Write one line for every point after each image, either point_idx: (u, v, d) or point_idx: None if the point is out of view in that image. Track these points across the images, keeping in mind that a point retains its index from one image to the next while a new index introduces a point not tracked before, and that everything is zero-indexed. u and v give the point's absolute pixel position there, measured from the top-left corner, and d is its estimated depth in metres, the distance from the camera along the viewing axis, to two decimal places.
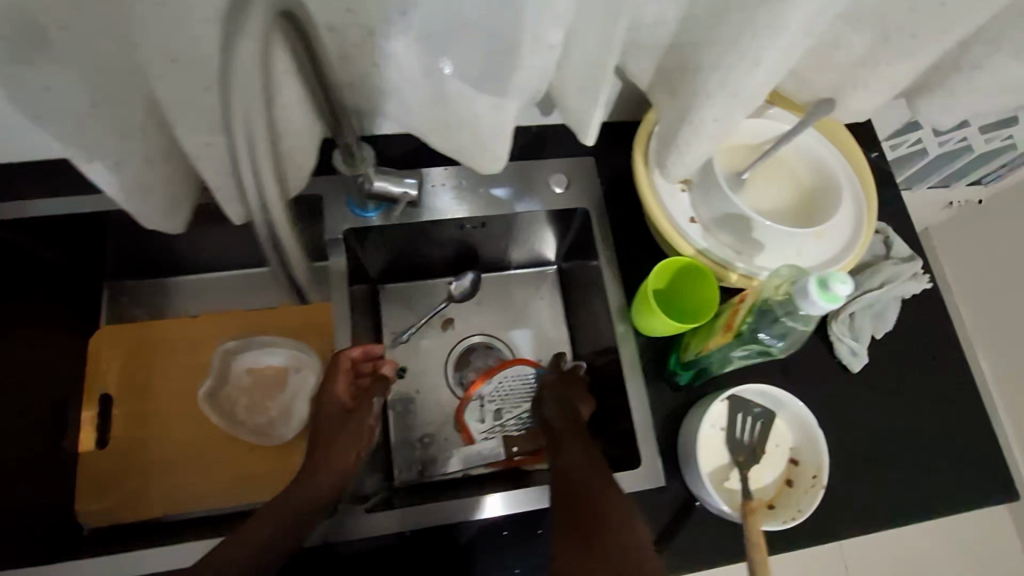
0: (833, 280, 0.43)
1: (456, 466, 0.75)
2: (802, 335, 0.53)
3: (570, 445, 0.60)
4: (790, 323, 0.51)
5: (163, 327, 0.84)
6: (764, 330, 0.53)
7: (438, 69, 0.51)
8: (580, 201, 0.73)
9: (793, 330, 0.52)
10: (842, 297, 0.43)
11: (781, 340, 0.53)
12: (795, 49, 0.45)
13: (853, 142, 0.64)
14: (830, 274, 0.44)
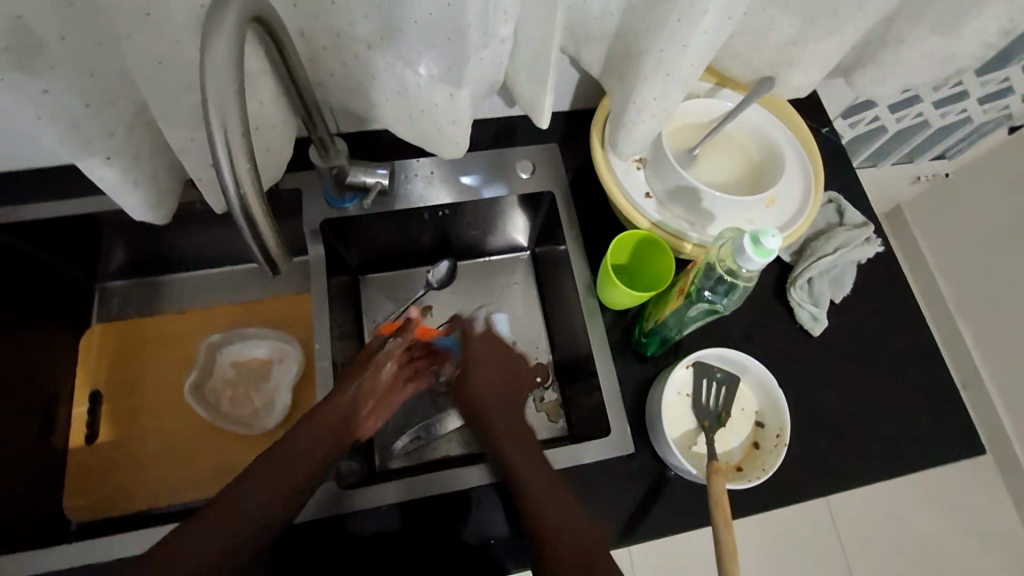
0: (763, 235, 0.45)
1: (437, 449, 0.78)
2: (747, 291, 0.55)
3: (507, 421, 0.60)
4: (733, 280, 0.53)
5: (150, 325, 0.87)
6: (709, 288, 0.55)
7: (393, 66, 0.51)
8: (547, 184, 0.75)
9: (736, 287, 0.54)
10: (772, 250, 0.45)
11: (727, 297, 0.55)
12: (719, 29, 0.48)
13: (799, 122, 0.67)
14: (761, 229, 0.46)
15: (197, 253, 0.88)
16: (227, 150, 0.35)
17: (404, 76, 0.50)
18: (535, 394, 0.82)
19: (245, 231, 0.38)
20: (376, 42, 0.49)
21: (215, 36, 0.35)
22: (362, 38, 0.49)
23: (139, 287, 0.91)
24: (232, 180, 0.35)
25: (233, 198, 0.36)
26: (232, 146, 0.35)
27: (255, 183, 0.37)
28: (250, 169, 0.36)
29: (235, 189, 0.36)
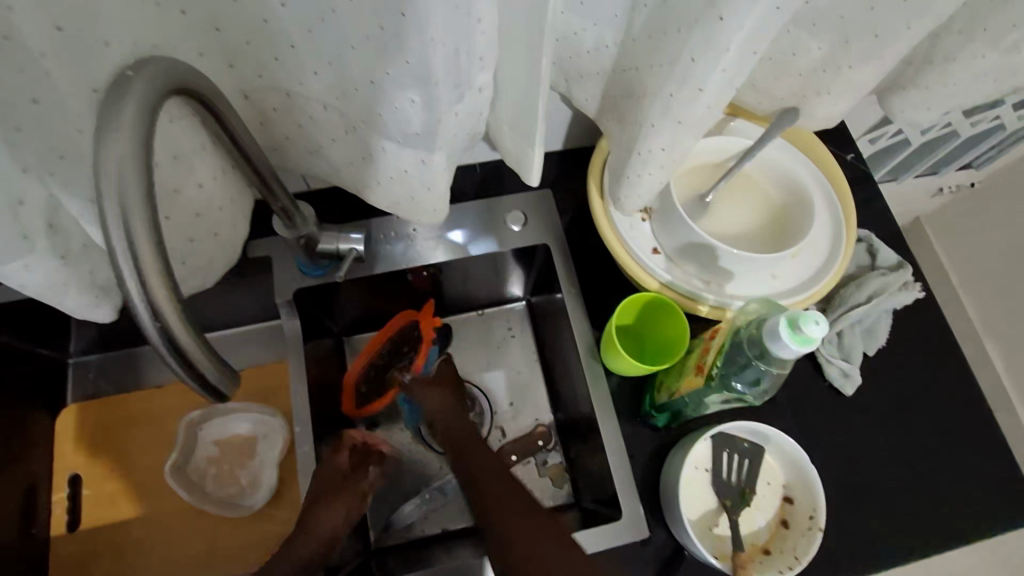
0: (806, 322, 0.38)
1: (434, 522, 0.71)
2: (779, 379, 0.49)
3: (461, 440, 0.61)
4: (762, 365, 0.47)
5: (124, 400, 0.80)
6: (736, 377, 0.49)
7: (357, 130, 0.44)
8: (541, 237, 0.68)
9: (766, 375, 0.48)
10: (815, 339, 0.38)
11: (755, 386, 0.49)
12: (740, 67, 0.40)
13: (816, 142, 0.60)
14: (802, 313, 0.39)
15: None
16: (137, 269, 0.28)
17: (372, 139, 0.44)
18: (539, 457, 0.77)
19: (176, 366, 0.31)
20: (337, 101, 0.42)
21: (110, 130, 0.28)
22: (321, 96, 0.42)
23: (111, 362, 0.83)
24: (143, 308, 0.28)
25: (149, 327, 0.29)
26: (144, 262, 0.28)
27: (178, 305, 0.30)
28: (171, 293, 0.29)
29: (152, 321, 0.29)
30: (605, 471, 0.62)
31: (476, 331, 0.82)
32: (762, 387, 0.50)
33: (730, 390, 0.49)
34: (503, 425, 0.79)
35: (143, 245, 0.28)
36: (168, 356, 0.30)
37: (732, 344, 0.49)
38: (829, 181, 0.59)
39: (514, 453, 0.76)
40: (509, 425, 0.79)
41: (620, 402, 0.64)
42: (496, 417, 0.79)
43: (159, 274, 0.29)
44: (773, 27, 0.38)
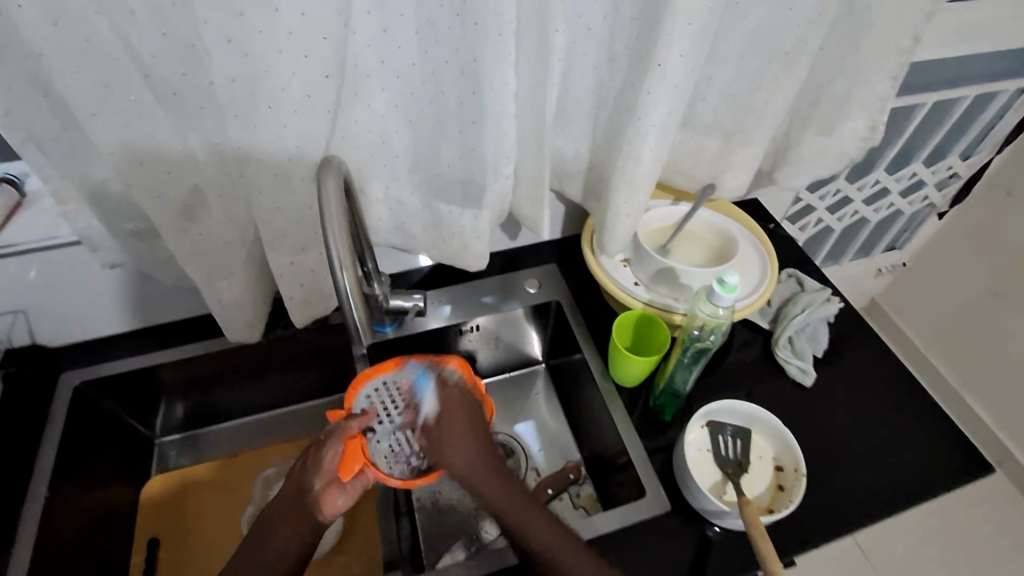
0: (726, 276, 0.60)
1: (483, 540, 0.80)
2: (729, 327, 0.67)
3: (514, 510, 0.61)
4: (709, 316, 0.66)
5: (202, 467, 0.90)
6: (697, 329, 0.68)
7: (433, 204, 0.69)
8: (552, 295, 0.90)
9: (717, 324, 0.66)
10: (734, 287, 0.59)
11: (713, 333, 0.67)
12: (662, 147, 0.67)
13: (738, 212, 0.87)
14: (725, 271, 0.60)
15: (244, 403, 0.96)
16: (336, 248, 0.51)
17: (442, 208, 0.69)
18: (571, 491, 0.87)
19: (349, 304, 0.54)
20: (422, 186, 0.69)
21: (328, 180, 0.52)
22: (413, 184, 0.69)
23: (189, 439, 0.96)
24: (343, 284, 0.52)
25: (340, 277, 0.52)
26: (340, 246, 0.51)
27: (360, 294, 0.54)
28: (350, 265, 0.52)
29: (343, 274, 0.52)
30: (628, 466, 0.75)
31: (506, 390, 0.99)
32: (720, 335, 0.68)
33: (695, 341, 0.68)
34: (537, 466, 0.91)
35: (342, 251, 0.51)
36: (351, 314, 0.56)
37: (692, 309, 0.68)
38: (751, 234, 0.83)
39: (551, 487, 0.85)
40: (544, 468, 0.91)
41: (633, 410, 0.78)
42: (531, 461, 0.92)
43: (352, 270, 0.52)
44: (675, 122, 0.66)
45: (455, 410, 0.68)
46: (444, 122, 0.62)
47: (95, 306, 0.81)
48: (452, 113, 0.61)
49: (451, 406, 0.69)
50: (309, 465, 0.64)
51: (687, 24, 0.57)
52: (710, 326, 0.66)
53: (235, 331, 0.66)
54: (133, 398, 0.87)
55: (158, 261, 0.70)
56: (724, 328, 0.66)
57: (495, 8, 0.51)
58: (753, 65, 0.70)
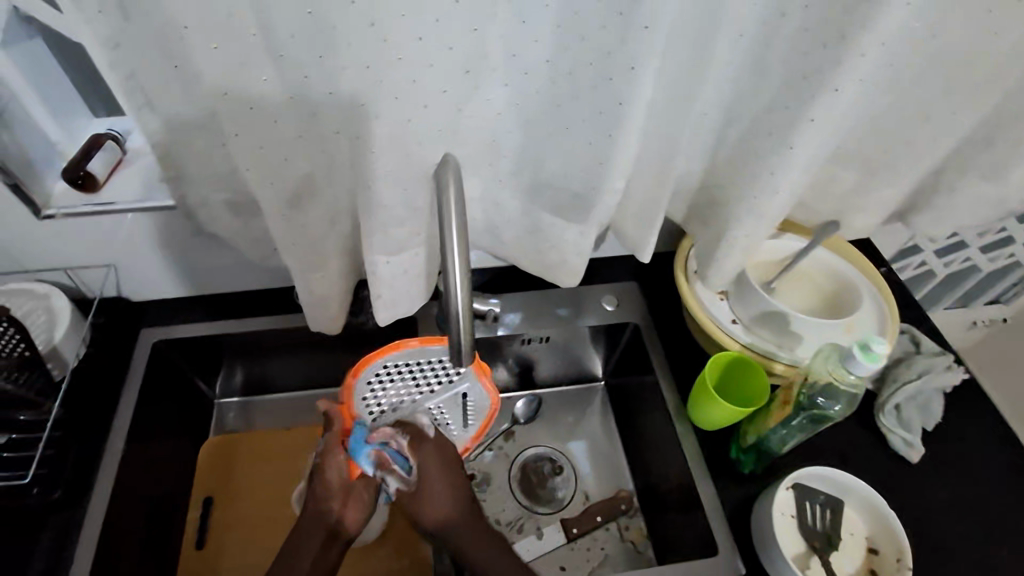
0: (872, 342, 0.56)
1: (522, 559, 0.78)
2: (855, 396, 0.60)
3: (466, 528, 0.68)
4: (840, 385, 0.59)
5: (259, 436, 0.91)
6: (821, 395, 0.60)
7: (536, 209, 0.65)
8: (630, 316, 0.84)
9: (847, 394, 0.59)
10: (880, 353, 0.55)
11: (836, 403, 0.60)
12: (800, 179, 0.60)
13: (857, 253, 0.77)
14: (870, 337, 0.56)
15: (299, 377, 0.96)
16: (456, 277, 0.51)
17: (544, 215, 0.65)
18: (620, 522, 0.83)
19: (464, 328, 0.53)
20: (524, 191, 0.65)
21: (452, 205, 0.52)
22: (516, 186, 0.65)
23: (245, 405, 0.97)
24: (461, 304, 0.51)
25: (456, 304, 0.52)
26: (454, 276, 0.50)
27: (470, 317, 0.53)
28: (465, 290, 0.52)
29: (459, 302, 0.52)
30: (699, 515, 0.70)
31: (562, 403, 0.95)
32: (843, 406, 0.60)
33: (815, 407, 0.61)
34: (586, 489, 0.87)
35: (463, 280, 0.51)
36: (457, 333, 0.54)
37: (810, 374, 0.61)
38: (874, 282, 0.74)
39: (600, 514, 0.83)
40: (593, 491, 0.87)
41: (710, 457, 0.72)
42: (581, 482, 0.88)
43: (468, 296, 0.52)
44: (821, 154, 0.58)
45: (435, 454, 0.64)
46: (570, 129, 0.57)
47: (178, 269, 0.82)
48: (584, 121, 0.56)
49: (433, 447, 0.64)
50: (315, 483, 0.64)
51: (878, 44, 0.49)
52: (834, 392, 0.60)
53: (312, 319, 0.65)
54: (199, 357, 0.88)
55: (246, 236, 0.69)
56: (850, 396, 0.60)
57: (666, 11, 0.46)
58: (923, 92, 0.61)
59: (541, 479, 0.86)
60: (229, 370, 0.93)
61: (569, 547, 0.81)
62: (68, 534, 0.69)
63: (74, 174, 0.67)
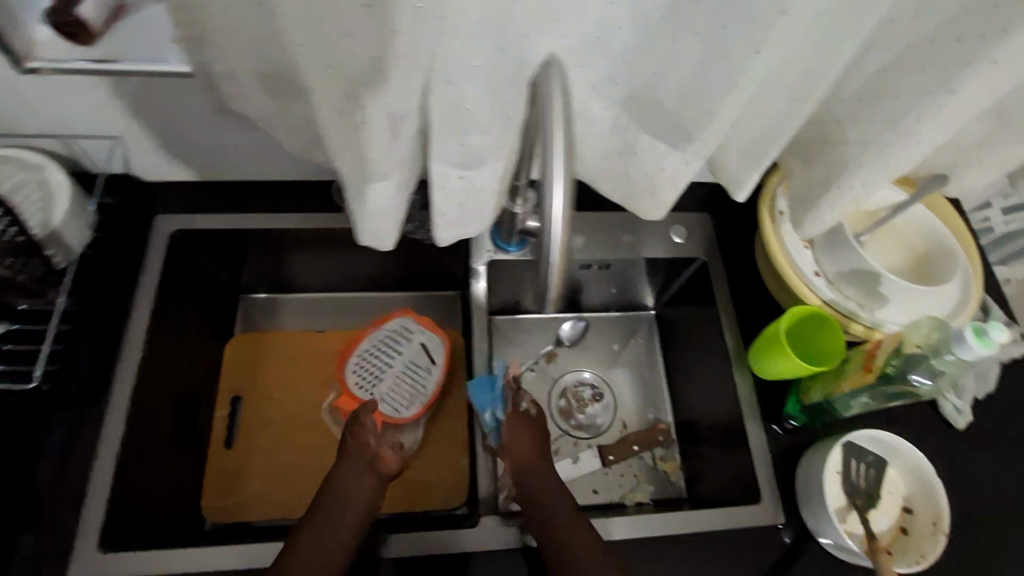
0: (990, 328, 0.51)
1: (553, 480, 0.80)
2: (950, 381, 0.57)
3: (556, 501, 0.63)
4: (937, 365, 0.55)
5: (282, 339, 0.86)
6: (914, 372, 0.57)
7: (632, 129, 0.55)
8: (696, 252, 0.79)
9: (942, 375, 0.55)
10: (998, 341, 0.51)
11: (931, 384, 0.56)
12: (947, 129, 0.52)
13: (948, 207, 0.72)
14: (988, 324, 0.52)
15: (328, 280, 0.90)
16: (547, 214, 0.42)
17: (642, 138, 0.55)
18: (656, 452, 0.84)
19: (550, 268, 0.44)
20: (622, 104, 0.54)
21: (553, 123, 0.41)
22: (611, 98, 0.54)
23: (272, 303, 0.92)
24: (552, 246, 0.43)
25: (548, 242, 0.43)
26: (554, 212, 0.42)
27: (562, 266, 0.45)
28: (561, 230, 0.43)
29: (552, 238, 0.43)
30: (742, 462, 0.70)
31: (603, 326, 0.92)
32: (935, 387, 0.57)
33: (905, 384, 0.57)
34: (624, 419, 0.86)
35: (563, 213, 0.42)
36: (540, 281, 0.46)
37: (906, 350, 0.57)
38: (965, 244, 0.69)
39: (637, 444, 0.83)
40: (630, 419, 0.87)
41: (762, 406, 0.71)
42: (619, 410, 0.87)
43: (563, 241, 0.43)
44: (984, 104, 0.49)
45: (530, 422, 0.70)
46: (693, 36, 0.46)
47: (187, 148, 0.72)
48: (725, 30, 0.43)
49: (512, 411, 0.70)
50: (359, 433, 0.68)
51: None
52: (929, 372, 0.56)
53: (366, 228, 0.57)
54: (225, 255, 0.81)
55: (289, 124, 0.59)
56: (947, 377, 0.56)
57: None
58: None
59: (580, 404, 0.86)
60: (252, 266, 0.86)
61: (603, 472, 0.82)
62: (95, 431, 0.66)
63: (62, 24, 0.53)
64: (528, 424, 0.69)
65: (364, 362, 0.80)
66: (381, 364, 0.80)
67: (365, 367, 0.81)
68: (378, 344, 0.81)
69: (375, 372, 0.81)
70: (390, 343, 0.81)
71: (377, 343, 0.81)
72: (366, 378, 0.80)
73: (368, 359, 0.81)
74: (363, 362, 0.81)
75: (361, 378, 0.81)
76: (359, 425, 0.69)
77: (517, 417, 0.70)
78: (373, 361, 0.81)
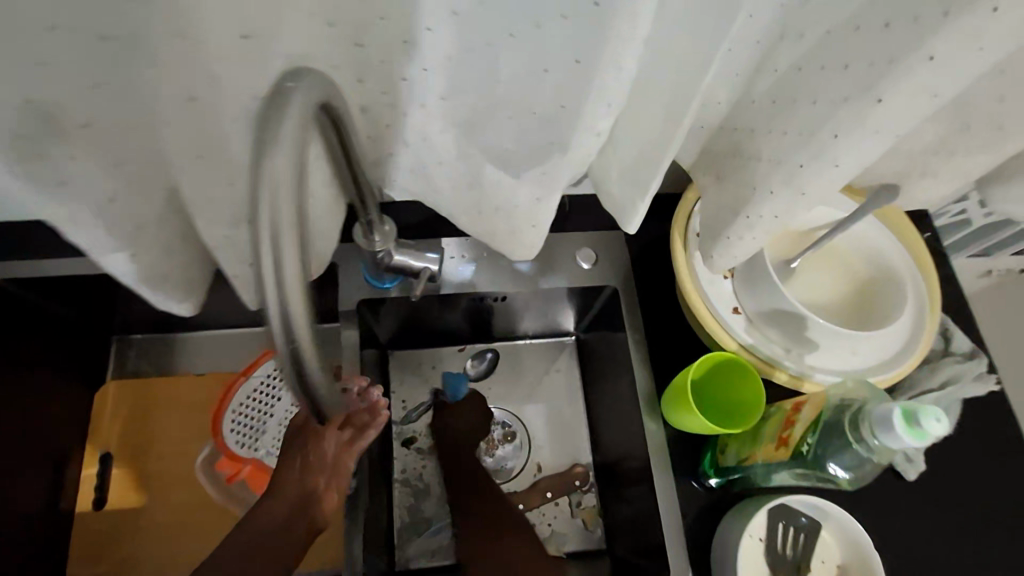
0: (923, 415, 0.42)
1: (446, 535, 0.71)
2: (876, 470, 0.47)
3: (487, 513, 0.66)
4: (860, 451, 0.46)
5: (161, 386, 0.79)
6: (831, 455, 0.48)
7: (477, 155, 0.45)
8: (608, 277, 0.68)
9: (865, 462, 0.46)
10: (932, 434, 0.41)
11: (848, 472, 0.47)
12: (874, 149, 0.40)
13: (908, 223, 0.59)
14: (920, 408, 0.42)
15: (214, 316, 0.80)
16: (279, 309, 0.32)
17: (485, 166, 0.45)
18: (573, 497, 0.74)
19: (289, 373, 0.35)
20: (462, 125, 0.43)
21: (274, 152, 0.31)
22: (446, 117, 0.43)
23: (156, 342, 0.82)
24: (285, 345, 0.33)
25: (283, 347, 0.33)
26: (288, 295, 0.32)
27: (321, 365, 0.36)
28: (305, 315, 0.33)
29: (285, 339, 0.33)
30: (653, 525, 0.61)
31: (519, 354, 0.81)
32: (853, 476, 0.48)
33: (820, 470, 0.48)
34: (540, 460, 0.76)
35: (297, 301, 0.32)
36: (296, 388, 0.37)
37: (825, 422, 0.48)
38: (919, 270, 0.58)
39: (550, 490, 0.73)
40: (547, 460, 0.76)
41: (679, 460, 0.61)
42: (535, 452, 0.76)
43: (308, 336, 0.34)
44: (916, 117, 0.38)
45: (472, 422, 0.73)
46: (514, 39, 0.36)
47: None
48: (537, 28, 0.34)
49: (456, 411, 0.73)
50: (307, 448, 0.50)
51: None
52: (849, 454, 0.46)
53: (156, 281, 0.50)
54: (82, 299, 0.72)
55: None
56: (872, 466, 0.47)
57: None
58: None
59: (487, 446, 0.75)
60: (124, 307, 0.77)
61: None
62: None
63: None
64: (472, 420, 0.73)
65: (242, 414, 0.74)
66: (260, 414, 0.74)
67: (243, 421, 0.74)
68: (254, 393, 0.74)
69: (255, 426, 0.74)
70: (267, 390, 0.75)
71: (253, 391, 0.74)
72: (245, 433, 0.73)
73: (245, 411, 0.74)
74: (240, 416, 0.74)
75: (238, 434, 0.73)
76: (312, 447, 0.50)
77: (467, 408, 0.73)
78: (251, 413, 0.74)
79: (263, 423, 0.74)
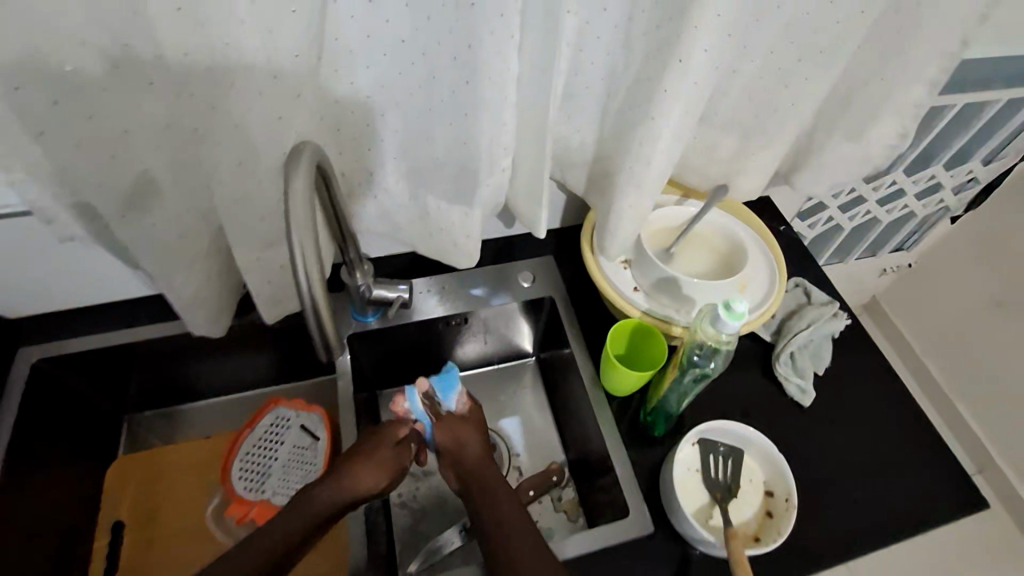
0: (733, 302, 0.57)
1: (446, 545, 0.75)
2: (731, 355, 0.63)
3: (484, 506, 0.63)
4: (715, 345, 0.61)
5: (166, 454, 0.87)
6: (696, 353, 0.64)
7: (421, 193, 0.64)
8: (546, 291, 0.85)
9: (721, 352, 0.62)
10: (741, 313, 0.57)
11: (713, 361, 0.63)
12: (674, 148, 0.61)
13: (765, 230, 0.79)
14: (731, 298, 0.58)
15: (219, 381, 0.92)
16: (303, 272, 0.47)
17: (429, 200, 0.64)
18: (554, 493, 0.84)
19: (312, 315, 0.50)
20: (408, 174, 0.63)
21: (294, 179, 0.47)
22: (397, 171, 0.63)
23: (166, 416, 0.93)
24: (308, 294, 0.49)
25: (306, 298, 0.49)
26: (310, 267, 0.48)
27: (327, 309, 0.51)
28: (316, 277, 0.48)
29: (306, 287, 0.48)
30: (611, 480, 0.72)
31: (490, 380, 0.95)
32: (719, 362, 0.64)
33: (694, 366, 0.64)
34: (519, 466, 0.87)
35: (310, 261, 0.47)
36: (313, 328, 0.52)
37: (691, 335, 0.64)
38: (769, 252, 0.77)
39: (531, 489, 0.79)
40: (526, 465, 0.88)
41: (622, 420, 0.75)
42: (513, 459, 0.88)
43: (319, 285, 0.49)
44: (690, 121, 0.59)
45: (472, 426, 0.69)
46: (433, 111, 0.56)
47: (44, 282, 0.77)
48: (443, 101, 0.54)
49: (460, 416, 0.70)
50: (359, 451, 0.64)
51: (714, 14, 0.49)
52: (711, 349, 0.62)
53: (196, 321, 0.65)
54: (101, 376, 0.83)
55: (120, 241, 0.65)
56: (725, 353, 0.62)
57: (501, 11, 0.46)
58: (782, 59, 0.63)
59: None
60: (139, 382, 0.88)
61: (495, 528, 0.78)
62: None
63: None
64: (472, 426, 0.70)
65: (248, 461, 0.83)
66: (266, 458, 0.84)
67: (250, 466, 0.83)
68: (258, 441, 0.84)
69: (261, 470, 0.83)
70: (269, 435, 0.85)
71: (258, 439, 0.85)
72: (253, 477, 0.83)
73: (251, 457, 0.83)
74: (246, 462, 0.83)
75: (247, 479, 0.82)
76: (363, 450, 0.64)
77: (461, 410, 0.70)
78: (256, 459, 0.84)
79: (266, 466, 0.84)
